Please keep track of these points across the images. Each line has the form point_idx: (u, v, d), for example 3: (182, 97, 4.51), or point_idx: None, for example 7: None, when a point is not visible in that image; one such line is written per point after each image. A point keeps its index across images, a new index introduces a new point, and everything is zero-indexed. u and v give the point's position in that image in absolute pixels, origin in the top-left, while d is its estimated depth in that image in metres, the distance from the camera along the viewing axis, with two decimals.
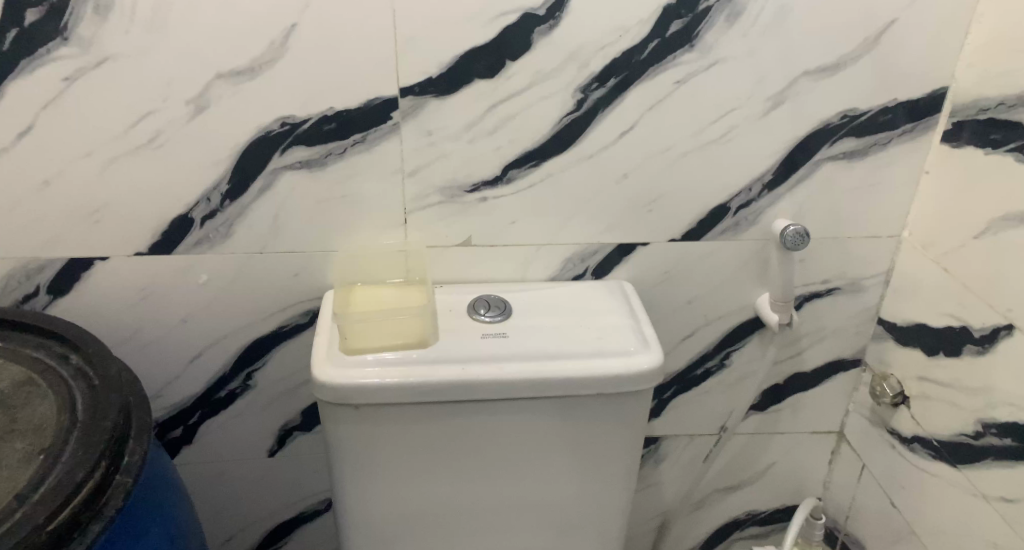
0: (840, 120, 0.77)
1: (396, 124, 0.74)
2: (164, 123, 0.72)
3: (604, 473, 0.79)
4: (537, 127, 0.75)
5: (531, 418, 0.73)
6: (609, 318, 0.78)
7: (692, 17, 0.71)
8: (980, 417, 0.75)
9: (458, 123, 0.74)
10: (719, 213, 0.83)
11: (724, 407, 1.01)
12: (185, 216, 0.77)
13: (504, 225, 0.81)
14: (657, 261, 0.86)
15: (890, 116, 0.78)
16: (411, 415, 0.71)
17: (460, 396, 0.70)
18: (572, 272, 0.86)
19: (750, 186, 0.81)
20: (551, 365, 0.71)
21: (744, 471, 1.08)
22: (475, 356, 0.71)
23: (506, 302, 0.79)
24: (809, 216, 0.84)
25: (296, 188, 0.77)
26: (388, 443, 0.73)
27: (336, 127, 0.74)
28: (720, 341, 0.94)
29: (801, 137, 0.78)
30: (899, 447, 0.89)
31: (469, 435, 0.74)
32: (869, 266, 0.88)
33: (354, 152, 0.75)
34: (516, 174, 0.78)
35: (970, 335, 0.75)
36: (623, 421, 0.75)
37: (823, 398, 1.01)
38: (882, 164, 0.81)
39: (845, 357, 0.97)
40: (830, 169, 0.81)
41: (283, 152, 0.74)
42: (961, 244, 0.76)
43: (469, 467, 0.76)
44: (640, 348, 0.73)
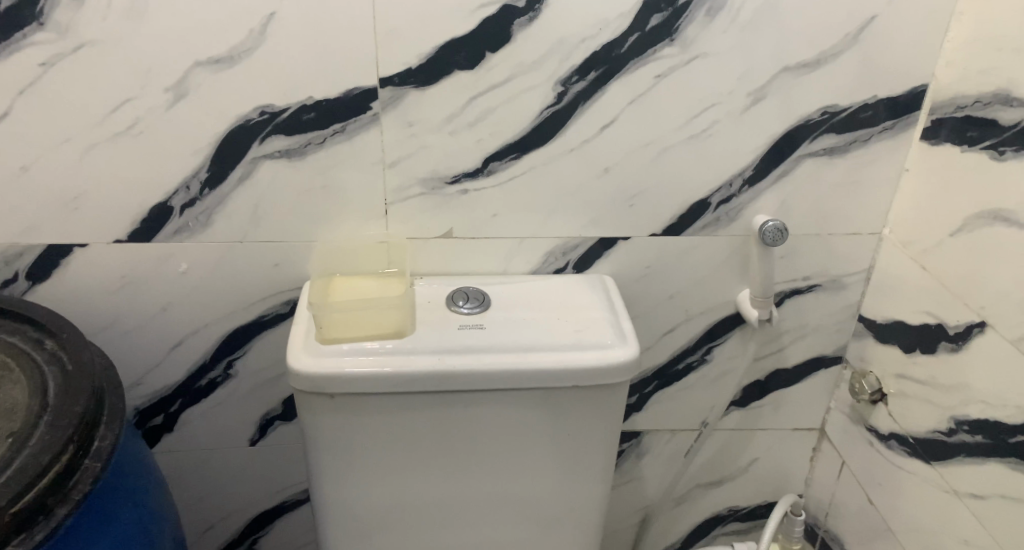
0: (821, 117, 0.77)
1: (375, 114, 0.74)
2: (142, 110, 0.72)
3: (582, 466, 0.79)
4: (518, 120, 0.75)
5: (509, 410, 0.74)
6: (588, 312, 0.78)
7: (672, 12, 0.71)
8: (953, 414, 0.75)
9: (438, 114, 0.74)
10: (700, 208, 0.83)
11: (706, 403, 1.01)
12: (165, 204, 0.77)
13: (485, 217, 0.81)
14: (638, 256, 0.86)
15: (870, 113, 0.78)
16: (388, 406, 0.72)
17: (436, 387, 0.70)
18: (553, 266, 0.86)
19: (731, 182, 0.82)
20: (527, 357, 0.71)
21: (726, 467, 1.09)
22: (452, 347, 0.71)
23: (486, 294, 0.79)
24: (789, 213, 0.84)
25: (276, 177, 0.77)
26: (364, 433, 0.73)
27: (315, 116, 0.73)
28: (701, 336, 0.95)
29: (781, 133, 0.78)
30: (877, 444, 0.89)
31: (446, 427, 0.74)
32: (849, 263, 0.88)
33: (334, 142, 0.75)
34: (497, 166, 0.78)
35: (945, 332, 0.76)
36: (600, 414, 0.76)
37: (805, 394, 1.01)
38: (864, 161, 0.81)
39: (826, 354, 0.97)
40: (810, 165, 0.81)
41: (262, 141, 0.74)
42: (938, 242, 0.76)
43: (446, 458, 0.76)
44: (618, 342, 0.74)
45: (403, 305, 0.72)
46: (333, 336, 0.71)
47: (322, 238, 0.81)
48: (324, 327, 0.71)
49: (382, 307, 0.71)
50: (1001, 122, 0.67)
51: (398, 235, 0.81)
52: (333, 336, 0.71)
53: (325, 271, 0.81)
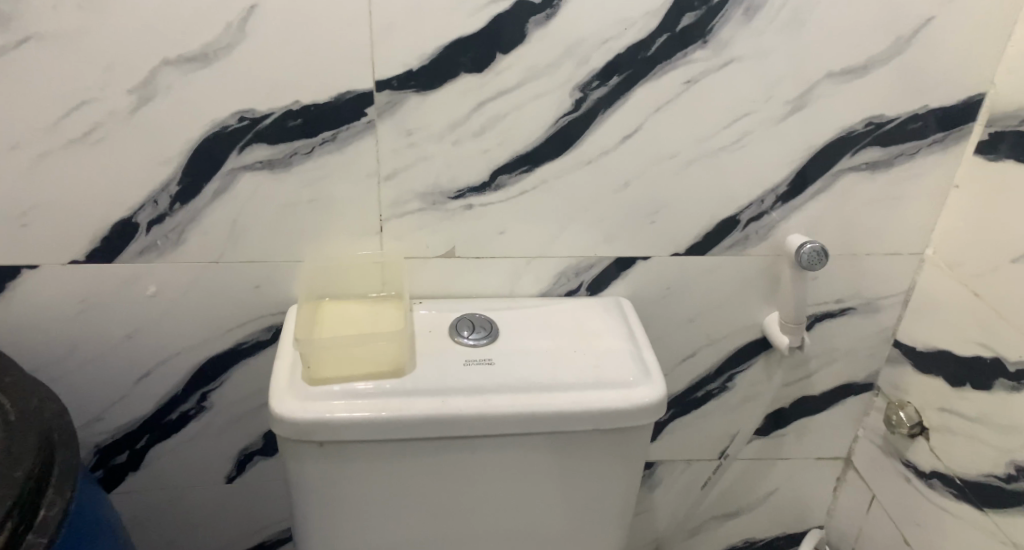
0: (865, 127, 0.70)
1: (370, 121, 0.65)
2: (102, 114, 0.63)
3: (598, 513, 0.71)
4: (531, 129, 0.67)
5: (521, 455, 0.66)
6: (607, 342, 0.70)
7: (707, 10, 0.63)
8: (1013, 459, 0.68)
9: (441, 122, 0.66)
10: (728, 226, 0.75)
11: (725, 433, 0.93)
12: (129, 221, 0.68)
13: (491, 235, 0.73)
14: (659, 277, 0.78)
15: (920, 123, 0.70)
16: (383, 452, 0.63)
17: (439, 432, 0.62)
18: (565, 287, 0.77)
19: (762, 198, 0.74)
20: (541, 398, 0.63)
21: (743, 498, 1.02)
22: (457, 387, 0.63)
23: (492, 321, 0.71)
24: (825, 231, 0.76)
25: (257, 191, 0.68)
26: (355, 481, 0.65)
27: (301, 123, 0.65)
28: (722, 363, 0.87)
29: (821, 145, 0.71)
30: (915, 482, 0.83)
31: (448, 473, 0.66)
32: (886, 285, 0.81)
33: (323, 153, 0.66)
34: (506, 180, 0.69)
35: (1003, 368, 0.68)
36: (620, 458, 0.68)
37: (831, 423, 0.94)
38: (909, 176, 0.73)
39: (856, 380, 0.90)
40: (850, 180, 0.73)
41: (240, 151, 0.65)
42: (994, 268, 0.69)
43: (447, 507, 0.68)
44: (641, 378, 0.66)
45: (403, 339, 0.63)
46: (322, 375, 0.63)
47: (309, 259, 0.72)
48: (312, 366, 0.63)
49: (379, 342, 0.63)
50: None
51: (396, 252, 0.73)
52: (322, 375, 0.63)
53: (313, 294, 0.73)
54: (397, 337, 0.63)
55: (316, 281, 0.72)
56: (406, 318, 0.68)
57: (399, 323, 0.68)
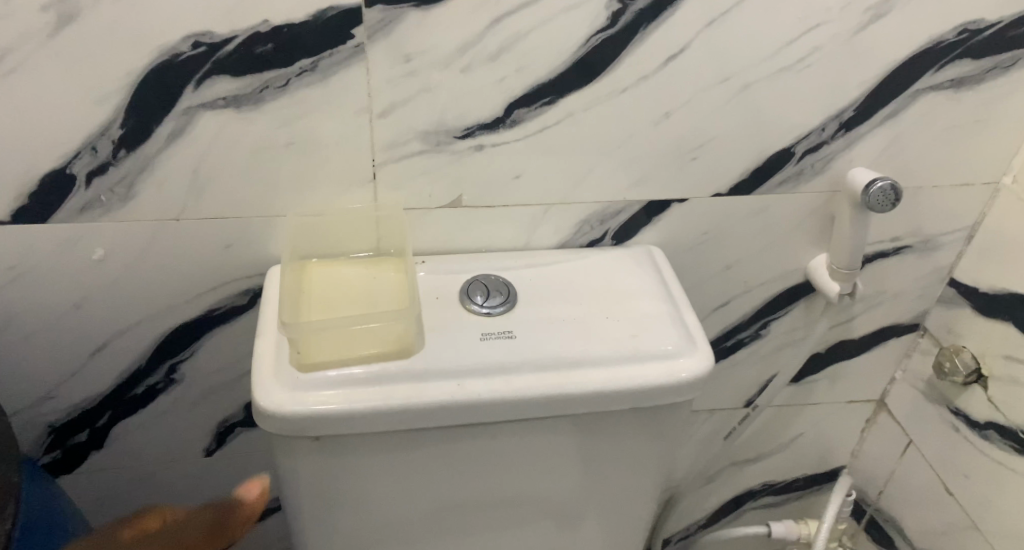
0: (957, 36, 0.59)
1: (359, 45, 0.52)
2: (14, 38, 0.49)
3: (625, 490, 0.64)
4: (557, 51, 0.55)
5: (547, 438, 0.57)
6: (645, 304, 0.60)
7: None
8: None
9: (449, 45, 0.53)
10: (780, 160, 0.65)
11: (753, 380, 0.86)
12: (62, 172, 0.55)
13: (506, 179, 0.61)
14: (696, 221, 0.68)
15: (1022, 30, 0.60)
16: (389, 444, 0.55)
17: (456, 420, 0.53)
18: (588, 237, 0.67)
19: (824, 126, 0.63)
20: (573, 376, 0.54)
21: (766, 443, 0.96)
22: (475, 366, 0.54)
23: (508, 284, 0.61)
24: (890, 164, 0.66)
25: (220, 133, 0.55)
26: (355, 475, 0.56)
27: (273, 49, 0.52)
28: (757, 310, 0.78)
29: (903, 61, 0.60)
30: (965, 431, 0.78)
31: (459, 462, 0.57)
32: (950, 219, 0.72)
33: (302, 86, 0.54)
34: (525, 114, 0.58)
35: None
36: (655, 435, 0.60)
37: (868, 366, 0.87)
38: (998, 96, 0.63)
39: (900, 322, 0.82)
40: (929, 102, 0.63)
41: (197, 86, 0.53)
42: None
43: (458, 494, 0.60)
44: (686, 347, 0.57)
45: (409, 314, 0.53)
46: (315, 360, 0.53)
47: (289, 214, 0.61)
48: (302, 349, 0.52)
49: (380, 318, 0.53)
50: None
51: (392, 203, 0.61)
52: (314, 360, 0.53)
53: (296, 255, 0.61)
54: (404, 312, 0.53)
55: (299, 241, 0.61)
56: (410, 284, 0.57)
57: (403, 290, 0.58)
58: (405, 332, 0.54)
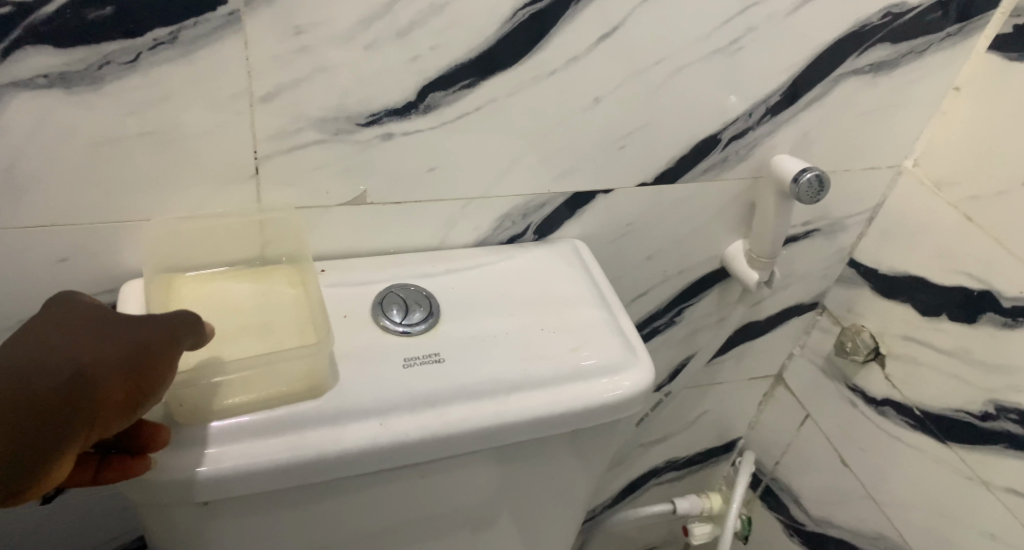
0: (880, 20, 0.57)
1: (235, 13, 0.41)
2: None
3: (557, 509, 0.59)
4: (478, 24, 0.46)
5: (474, 470, 0.50)
6: (580, 312, 0.54)
7: None
8: (992, 398, 0.63)
9: (349, 14, 0.43)
10: (707, 147, 0.61)
11: (665, 366, 0.84)
12: None
13: (418, 172, 0.53)
14: (621, 211, 0.63)
15: (939, 14, 0.58)
16: (290, 499, 0.45)
17: (376, 466, 0.45)
18: (508, 233, 0.60)
19: (750, 112, 0.59)
20: (510, 404, 0.48)
21: (674, 424, 0.95)
22: (397, 400, 0.46)
23: (430, 295, 0.53)
24: (810, 149, 0.64)
25: (42, 120, 0.42)
26: (247, 537, 0.47)
27: (114, 14, 0.39)
28: (674, 298, 0.75)
29: (829, 45, 0.57)
30: (862, 407, 0.80)
31: (373, 507, 0.49)
32: (856, 203, 0.72)
33: (157, 62, 0.42)
34: (440, 99, 0.49)
35: (994, 302, 0.62)
36: (581, 454, 0.54)
37: (771, 344, 0.88)
38: (911, 80, 0.62)
39: (803, 302, 0.83)
40: (850, 86, 0.60)
41: (5, 59, 0.39)
42: (999, 192, 0.61)
43: (370, 538, 0.52)
44: (626, 360, 0.52)
45: (316, 350, 0.44)
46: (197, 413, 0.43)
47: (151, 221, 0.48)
48: (179, 400, 0.42)
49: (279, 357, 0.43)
50: None
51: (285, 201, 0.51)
52: (198, 413, 0.43)
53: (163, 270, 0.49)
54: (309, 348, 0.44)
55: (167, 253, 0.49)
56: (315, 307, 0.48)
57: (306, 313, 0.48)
58: (313, 372, 0.45)
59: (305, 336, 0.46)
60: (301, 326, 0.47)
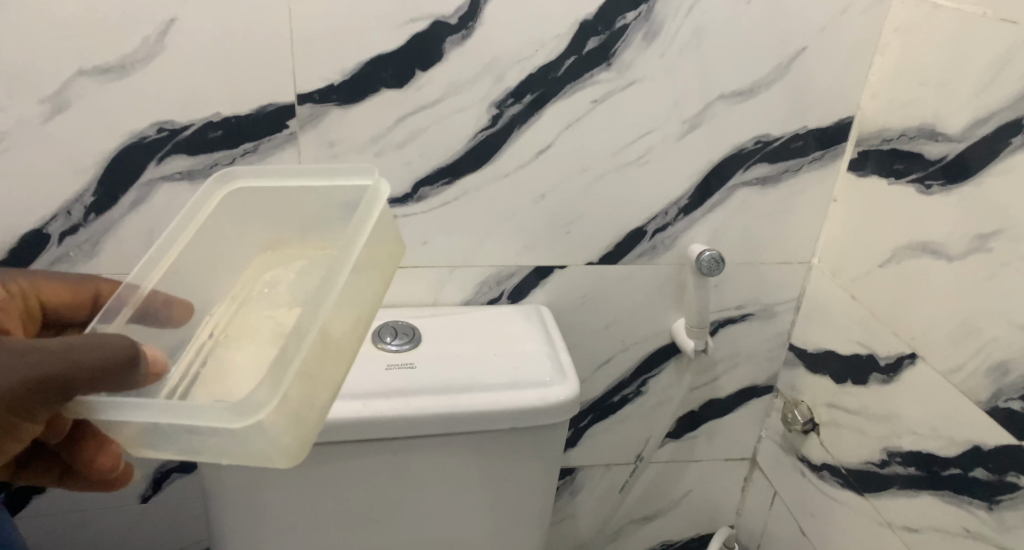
0: (754, 145, 0.77)
1: (293, 133, 0.67)
2: (14, 122, 0.62)
3: (513, 511, 0.73)
4: (447, 143, 0.70)
5: (447, 451, 0.68)
6: (529, 348, 0.73)
7: (610, 35, 0.69)
8: (885, 445, 0.75)
9: (363, 135, 0.68)
10: (636, 236, 0.80)
11: (639, 437, 0.97)
12: (40, 231, 0.67)
13: (414, 245, 0.75)
14: (575, 285, 0.82)
15: (801, 142, 0.78)
16: (315, 454, 0.65)
17: (360, 434, 0.64)
18: (486, 296, 0.81)
19: (666, 210, 0.79)
20: (462, 399, 0.66)
21: (660, 500, 1.04)
22: (379, 390, 0.65)
23: (416, 328, 0.74)
24: (723, 242, 0.83)
25: (175, 200, 0.68)
26: (281, 485, 0.66)
27: (223, 134, 0.66)
28: (635, 368, 0.91)
29: (717, 161, 0.77)
30: (810, 475, 0.89)
31: (374, 473, 0.67)
32: (781, 292, 0.88)
33: (244, 163, 0.68)
34: (428, 192, 0.73)
35: (876, 363, 0.76)
36: (536, 453, 0.70)
37: (738, 423, 0.99)
38: (795, 190, 0.81)
39: (758, 383, 0.96)
40: (744, 194, 0.80)
41: (160, 161, 0.66)
42: (868, 272, 0.76)
43: (371, 505, 0.69)
44: (557, 378, 0.69)
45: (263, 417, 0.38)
46: (160, 448, 0.40)
47: (232, 187, 0.57)
48: (136, 435, 0.40)
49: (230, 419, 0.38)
50: (927, 156, 0.68)
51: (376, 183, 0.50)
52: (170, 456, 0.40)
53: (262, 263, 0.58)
54: (250, 424, 0.38)
55: (268, 227, 0.58)
56: (328, 342, 0.42)
57: (336, 340, 0.43)
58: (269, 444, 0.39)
59: (321, 381, 0.42)
60: (350, 347, 0.45)
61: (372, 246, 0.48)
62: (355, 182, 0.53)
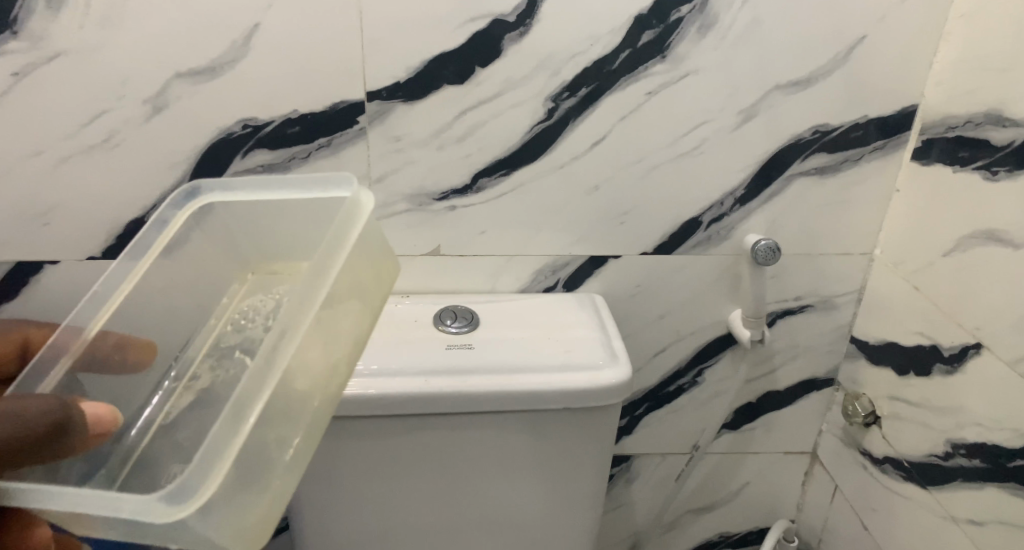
0: (811, 135, 0.77)
1: (362, 128, 0.72)
2: (119, 122, 0.69)
3: (566, 490, 0.76)
4: (506, 136, 0.74)
5: (504, 430, 0.71)
6: (582, 333, 0.76)
7: (663, 28, 0.71)
8: (949, 438, 0.74)
9: (427, 129, 0.73)
10: (692, 226, 0.82)
11: (696, 428, 0.97)
12: (141, 219, 0.74)
13: (474, 234, 0.79)
14: (630, 274, 0.84)
15: (861, 132, 0.77)
16: (381, 427, 0.69)
17: (422, 409, 0.68)
18: (543, 284, 0.84)
19: (722, 200, 0.80)
20: (516, 378, 0.69)
21: (717, 492, 1.04)
22: (439, 369, 0.69)
23: (474, 313, 0.78)
24: (780, 232, 0.83)
25: None
26: (350, 456, 0.71)
27: (299, 130, 0.71)
28: (692, 358, 0.92)
29: (774, 152, 0.78)
30: (871, 468, 0.87)
31: (435, 448, 0.71)
32: (842, 284, 0.87)
33: (318, 157, 0.73)
34: (487, 183, 0.76)
35: (939, 354, 0.74)
36: (591, 433, 0.73)
37: (797, 416, 0.98)
38: (855, 181, 0.80)
39: (818, 376, 0.95)
40: (801, 184, 0.80)
41: (243, 156, 0.72)
42: (931, 263, 0.75)
43: (432, 478, 0.73)
44: (609, 362, 0.71)
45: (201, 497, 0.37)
46: (102, 530, 0.38)
47: (203, 203, 0.56)
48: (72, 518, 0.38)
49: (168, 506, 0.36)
50: (992, 142, 0.67)
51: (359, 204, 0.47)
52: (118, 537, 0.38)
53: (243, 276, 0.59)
54: (177, 520, 0.36)
55: (248, 247, 0.58)
56: (278, 406, 0.40)
57: (295, 402, 0.42)
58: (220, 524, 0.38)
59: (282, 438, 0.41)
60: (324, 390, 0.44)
61: (338, 289, 0.45)
62: (332, 193, 0.50)
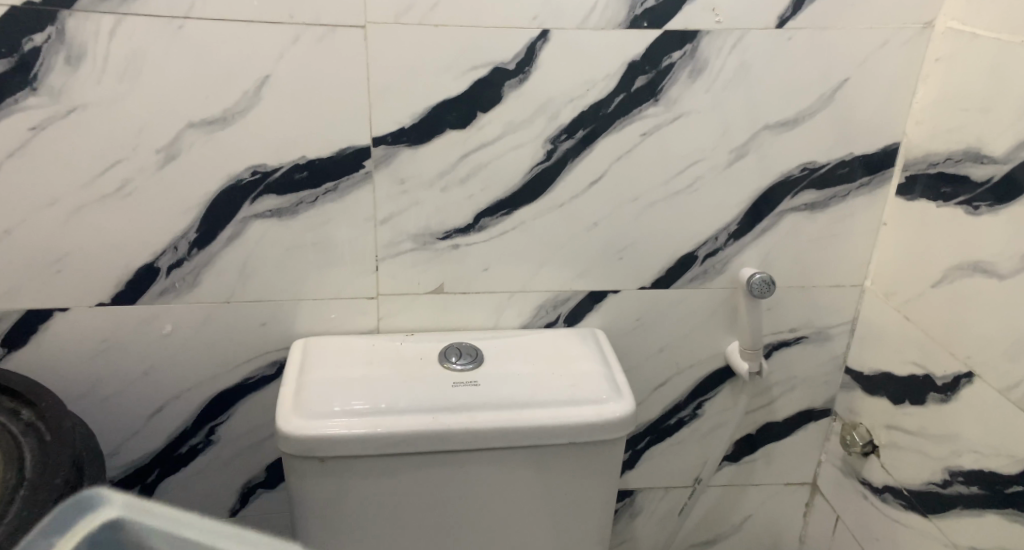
0: (800, 172, 0.80)
1: (368, 172, 0.74)
2: (132, 171, 0.71)
3: (575, 526, 0.77)
4: (507, 177, 0.76)
5: (511, 466, 0.72)
6: (585, 367, 0.77)
7: (656, 73, 0.74)
8: (947, 466, 0.75)
9: (431, 171, 0.75)
10: (688, 261, 0.84)
11: (697, 460, 0.98)
12: (151, 265, 0.76)
13: (476, 271, 0.81)
14: (629, 309, 0.86)
15: (848, 169, 0.80)
16: (384, 467, 0.70)
17: (429, 446, 0.69)
18: (544, 319, 0.85)
19: (716, 236, 0.83)
20: (521, 414, 0.70)
21: (720, 525, 1.04)
22: (447, 405, 0.70)
23: (478, 350, 0.79)
24: (774, 266, 0.85)
25: (266, 235, 0.76)
26: (359, 497, 0.71)
27: (307, 175, 0.74)
28: (692, 391, 0.93)
29: (765, 188, 0.81)
30: (871, 497, 0.88)
31: (442, 486, 0.72)
32: (835, 315, 0.90)
33: (325, 201, 0.75)
34: (489, 222, 0.79)
35: (933, 383, 0.76)
36: (597, 467, 0.74)
37: (796, 447, 1.00)
38: (845, 214, 0.83)
39: (815, 406, 0.97)
40: (793, 219, 0.83)
41: (253, 201, 0.74)
42: (921, 293, 0.78)
43: (440, 518, 0.73)
44: (613, 396, 0.73)
45: None
46: None
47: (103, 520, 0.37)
48: None
49: None
50: (973, 179, 0.70)
51: None
52: None
53: None
54: None
55: None
56: None
57: None
58: None
59: None
60: None
61: None
62: None
